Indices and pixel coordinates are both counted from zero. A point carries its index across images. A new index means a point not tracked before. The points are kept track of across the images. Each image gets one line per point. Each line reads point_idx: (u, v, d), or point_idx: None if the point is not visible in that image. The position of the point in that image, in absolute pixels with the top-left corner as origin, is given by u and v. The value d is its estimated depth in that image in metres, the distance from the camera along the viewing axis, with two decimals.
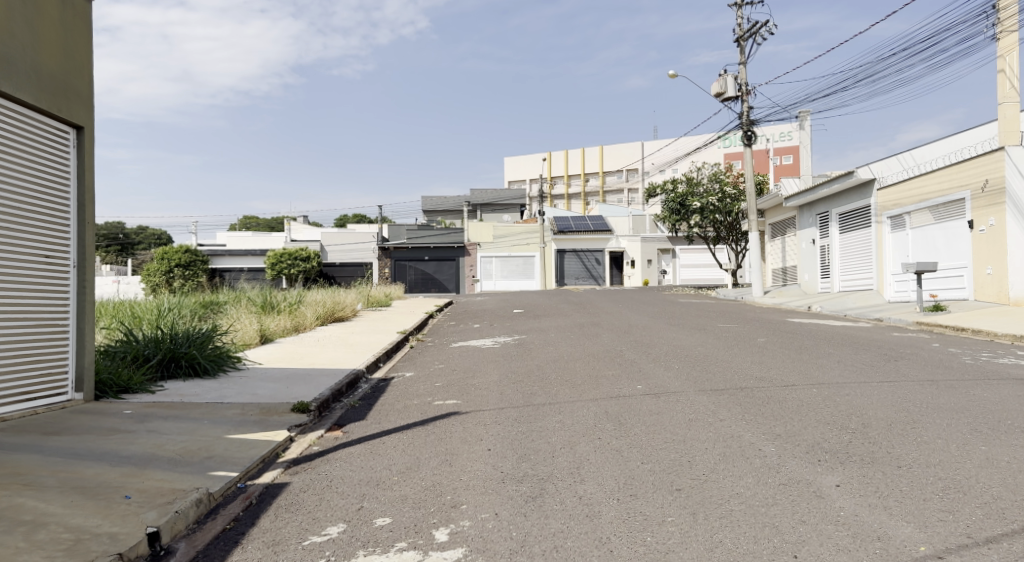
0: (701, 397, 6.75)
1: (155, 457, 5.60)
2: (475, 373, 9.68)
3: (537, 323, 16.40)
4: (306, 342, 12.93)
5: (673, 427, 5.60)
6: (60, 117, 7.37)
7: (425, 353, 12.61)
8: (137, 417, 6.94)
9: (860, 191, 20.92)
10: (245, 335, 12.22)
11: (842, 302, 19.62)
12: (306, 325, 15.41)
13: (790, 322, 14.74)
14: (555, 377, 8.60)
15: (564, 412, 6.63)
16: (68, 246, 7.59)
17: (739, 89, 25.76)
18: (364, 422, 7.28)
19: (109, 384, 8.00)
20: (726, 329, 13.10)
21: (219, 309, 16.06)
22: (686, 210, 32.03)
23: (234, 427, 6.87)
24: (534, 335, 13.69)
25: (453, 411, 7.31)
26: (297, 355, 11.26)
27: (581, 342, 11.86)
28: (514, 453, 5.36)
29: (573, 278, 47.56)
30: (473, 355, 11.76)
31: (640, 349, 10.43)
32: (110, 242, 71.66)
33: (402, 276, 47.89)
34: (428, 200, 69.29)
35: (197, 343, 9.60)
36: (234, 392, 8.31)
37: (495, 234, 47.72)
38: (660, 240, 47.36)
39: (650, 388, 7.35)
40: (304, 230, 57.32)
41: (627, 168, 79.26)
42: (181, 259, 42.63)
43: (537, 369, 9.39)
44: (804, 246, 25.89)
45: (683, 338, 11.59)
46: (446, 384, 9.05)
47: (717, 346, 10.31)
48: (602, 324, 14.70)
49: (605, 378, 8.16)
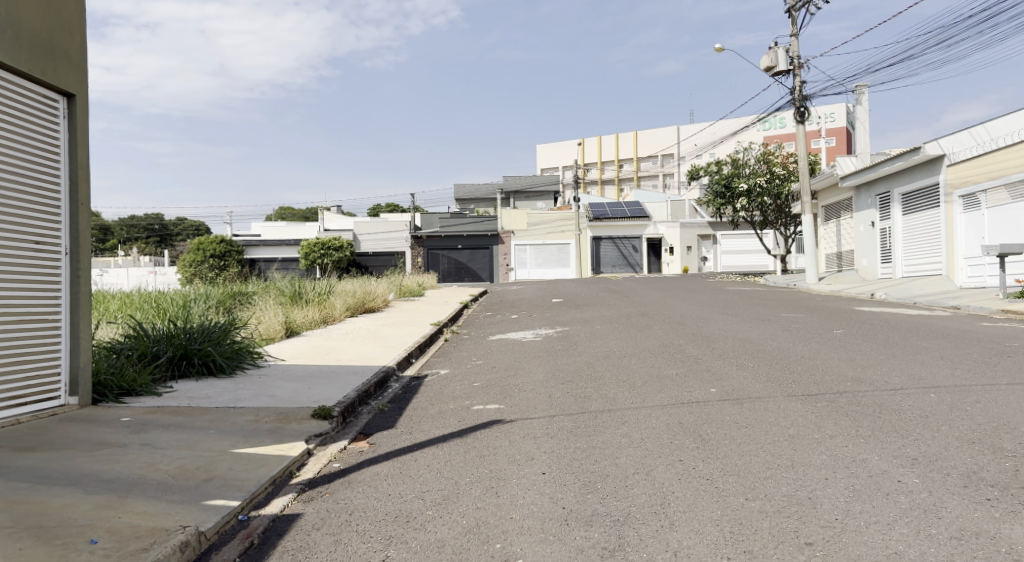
0: (796, 406, 5.68)
1: (144, 482, 4.65)
2: (519, 371, 8.65)
3: (580, 313, 15.34)
4: (334, 336, 12.00)
5: (773, 448, 4.55)
6: (44, 82, 6.43)
7: (462, 347, 11.57)
8: (133, 426, 5.98)
9: (927, 168, 20.17)
10: (268, 328, 11.23)
11: (909, 289, 18.99)
12: (335, 317, 14.49)
13: (861, 313, 13.57)
14: (613, 377, 7.57)
15: (628, 422, 5.59)
16: (58, 231, 6.63)
17: (791, 63, 24.59)
18: (393, 431, 6.26)
19: (109, 385, 7.04)
20: (794, 320, 11.96)
21: (247, 300, 15.20)
22: (732, 192, 30.88)
23: (243, 438, 5.89)
24: (578, 327, 12.68)
25: (496, 419, 6.30)
26: (322, 351, 10.28)
27: (637, 335, 10.81)
28: (574, 479, 4.35)
29: (609, 266, 46.32)
30: (518, 348, 10.75)
31: (704, 343, 9.35)
32: (148, 233, 71.96)
33: (436, 264, 47.45)
34: (461, 188, 68.39)
35: (212, 338, 8.60)
36: (248, 394, 7.33)
37: (530, 222, 46.64)
38: (700, 226, 45.91)
39: (727, 393, 6.29)
40: (337, 218, 56.73)
41: (662, 154, 77.63)
42: (215, 249, 42.21)
43: (589, 366, 8.36)
44: (861, 229, 24.89)
45: (750, 330, 10.50)
46: (489, 383, 8.05)
47: (792, 342, 9.17)
48: (654, 314, 13.63)
49: (672, 379, 7.10)
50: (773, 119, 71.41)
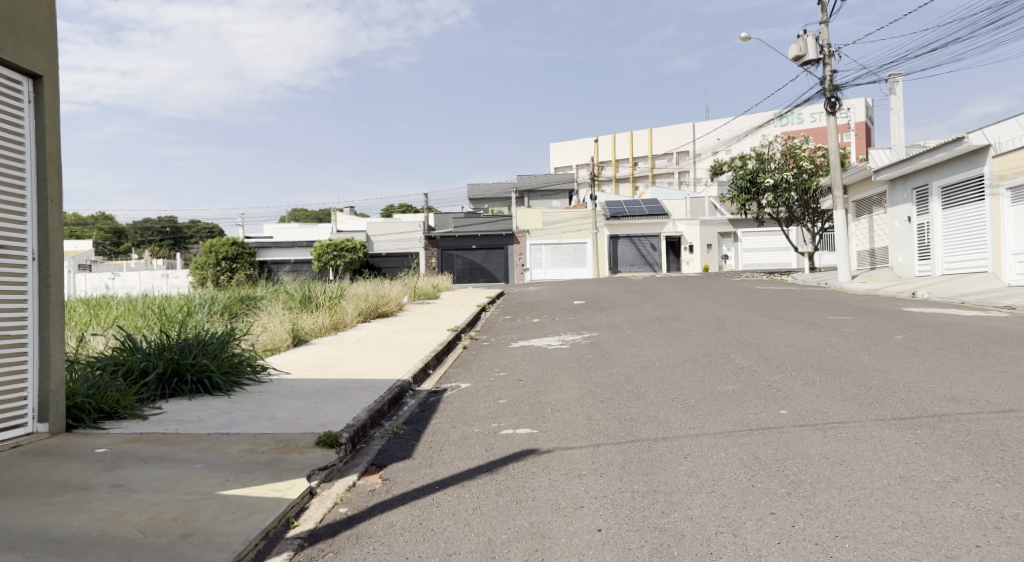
0: (893, 436, 4.82)
1: (105, 543, 3.77)
2: (550, 384, 7.73)
3: (606, 316, 14.41)
4: (345, 344, 11.10)
5: (888, 498, 3.69)
6: (6, 60, 5.58)
7: (483, 356, 10.64)
8: (107, 460, 5.09)
9: (969, 159, 20.28)
10: (273, 336, 10.31)
11: (954, 286, 19.01)
12: (347, 323, 13.57)
13: (913, 315, 12.67)
14: (659, 393, 6.68)
15: (691, 455, 4.69)
16: (24, 231, 5.77)
17: (821, 52, 24.65)
18: (409, 463, 5.33)
19: (87, 409, 6.13)
20: (846, 325, 11.07)
21: (255, 306, 14.35)
22: (757, 187, 29.81)
23: (235, 472, 4.98)
24: (607, 332, 11.79)
25: (531, 447, 5.39)
26: (332, 361, 9.38)
27: (675, 342, 9.90)
28: (642, 540, 3.49)
29: (628, 265, 45.25)
30: (545, 357, 9.84)
31: (755, 353, 8.46)
32: (163, 236, 71.50)
33: (450, 265, 46.63)
34: (474, 188, 67.50)
35: (209, 350, 7.64)
36: (246, 416, 6.39)
37: (546, 220, 45.65)
38: (721, 223, 44.39)
39: (802, 418, 5.42)
40: (349, 219, 56.00)
41: (677, 151, 76.48)
42: (228, 252, 41.59)
43: (629, 380, 7.46)
44: (896, 225, 24.75)
45: (802, 339, 9.58)
46: (517, 400, 7.14)
47: (853, 353, 8.26)
48: (684, 318, 12.74)
49: (731, 398, 6.22)
50: (791, 115, 70.28)
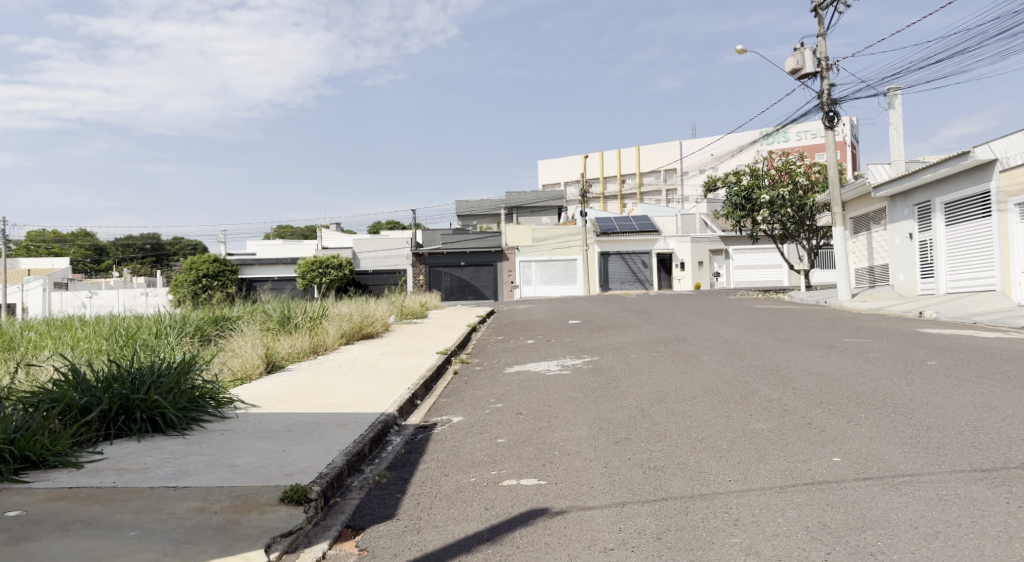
0: (985, 496, 3.95)
1: None
2: (556, 419, 6.81)
3: (605, 337, 13.53)
4: (325, 370, 10.12)
5: None
6: None
7: (475, 384, 9.69)
8: (17, 528, 4.10)
9: (974, 175, 19.66)
10: (244, 363, 9.32)
11: (963, 304, 18.32)
12: (328, 345, 12.57)
13: (932, 337, 11.85)
14: (683, 432, 5.79)
15: (743, 527, 3.78)
16: None
17: (818, 65, 24.06)
18: (390, 528, 4.38)
19: (7, 458, 5.12)
20: (868, 348, 10.24)
21: (230, 328, 13.33)
22: (753, 204, 29.43)
23: (175, 543, 4.01)
24: (610, 355, 10.91)
25: (541, 505, 4.47)
26: (308, 392, 8.39)
27: (686, 369, 9.00)
28: None
29: (618, 282, 44.44)
30: (546, 385, 8.90)
31: (780, 383, 7.59)
32: (144, 253, 70.07)
33: (438, 282, 45.94)
34: (462, 204, 66.68)
35: (164, 384, 6.64)
36: (200, 463, 5.41)
37: (535, 237, 44.89)
38: (712, 240, 43.55)
39: (862, 468, 4.55)
40: (335, 237, 54.96)
41: (665, 169, 76.04)
42: (209, 269, 40.40)
43: (644, 415, 6.54)
44: (897, 242, 24.09)
45: (825, 365, 8.72)
46: (518, 440, 6.20)
47: (889, 382, 7.41)
48: (691, 340, 11.84)
49: (770, 442, 5.35)
50: (779, 133, 70.03)
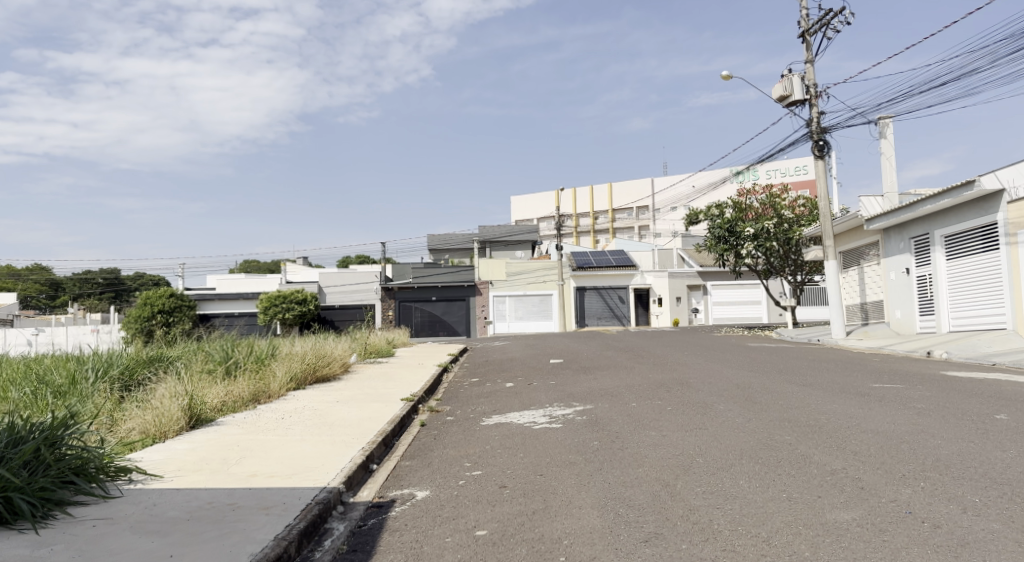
0: None
1: None
2: (554, 499, 5.10)
3: (594, 380, 11.82)
4: (264, 424, 8.33)
5: None
6: None
7: (447, 440, 7.96)
8: None
9: (978, 206, 18.45)
10: (160, 420, 7.53)
11: (974, 343, 16.95)
12: (274, 389, 10.78)
13: (968, 381, 10.31)
14: (738, 528, 4.17)
15: None
16: None
17: (806, 92, 22.94)
18: None
19: None
20: (912, 397, 8.64)
21: (162, 370, 11.48)
22: (736, 237, 27.89)
23: None
24: (605, 403, 9.20)
25: None
26: (234, 456, 6.62)
27: (705, 424, 7.32)
28: None
29: (595, 318, 42.68)
30: (533, 443, 7.16)
31: (833, 446, 5.99)
32: (103, 288, 67.74)
33: (408, 317, 44.10)
34: (434, 238, 65.02)
35: (18, 458, 4.92)
36: None
37: (508, 271, 43.48)
38: (689, 275, 42.20)
39: None
40: (301, 270, 52.98)
41: (637, 206, 75.41)
42: (165, 305, 38.25)
43: (676, 495, 4.88)
44: (892, 277, 22.82)
45: (873, 420, 7.13)
46: (504, 533, 4.50)
47: (975, 448, 5.79)
48: (700, 386, 10.18)
49: (869, 548, 3.77)
50: (750, 172, 69.82)
